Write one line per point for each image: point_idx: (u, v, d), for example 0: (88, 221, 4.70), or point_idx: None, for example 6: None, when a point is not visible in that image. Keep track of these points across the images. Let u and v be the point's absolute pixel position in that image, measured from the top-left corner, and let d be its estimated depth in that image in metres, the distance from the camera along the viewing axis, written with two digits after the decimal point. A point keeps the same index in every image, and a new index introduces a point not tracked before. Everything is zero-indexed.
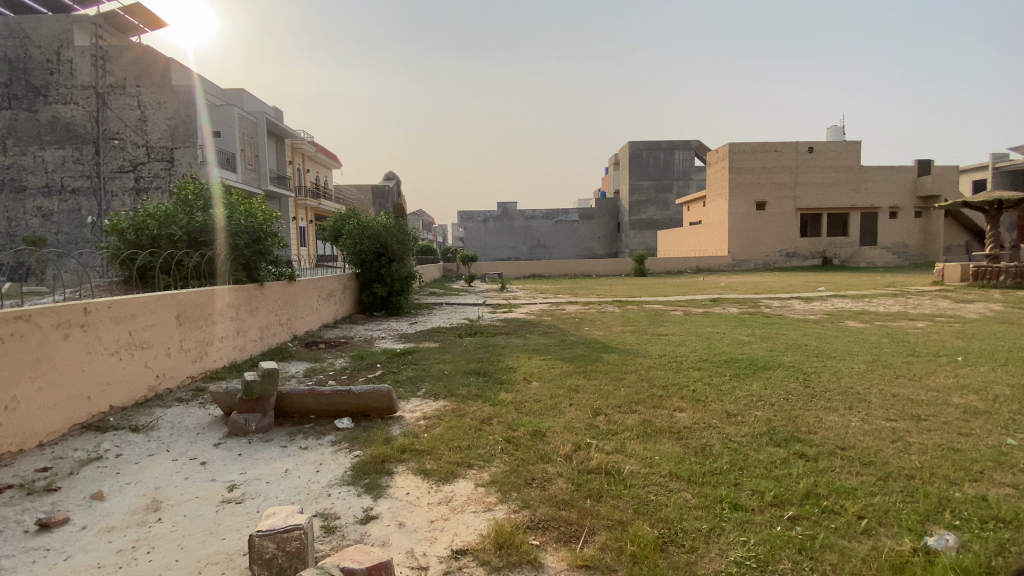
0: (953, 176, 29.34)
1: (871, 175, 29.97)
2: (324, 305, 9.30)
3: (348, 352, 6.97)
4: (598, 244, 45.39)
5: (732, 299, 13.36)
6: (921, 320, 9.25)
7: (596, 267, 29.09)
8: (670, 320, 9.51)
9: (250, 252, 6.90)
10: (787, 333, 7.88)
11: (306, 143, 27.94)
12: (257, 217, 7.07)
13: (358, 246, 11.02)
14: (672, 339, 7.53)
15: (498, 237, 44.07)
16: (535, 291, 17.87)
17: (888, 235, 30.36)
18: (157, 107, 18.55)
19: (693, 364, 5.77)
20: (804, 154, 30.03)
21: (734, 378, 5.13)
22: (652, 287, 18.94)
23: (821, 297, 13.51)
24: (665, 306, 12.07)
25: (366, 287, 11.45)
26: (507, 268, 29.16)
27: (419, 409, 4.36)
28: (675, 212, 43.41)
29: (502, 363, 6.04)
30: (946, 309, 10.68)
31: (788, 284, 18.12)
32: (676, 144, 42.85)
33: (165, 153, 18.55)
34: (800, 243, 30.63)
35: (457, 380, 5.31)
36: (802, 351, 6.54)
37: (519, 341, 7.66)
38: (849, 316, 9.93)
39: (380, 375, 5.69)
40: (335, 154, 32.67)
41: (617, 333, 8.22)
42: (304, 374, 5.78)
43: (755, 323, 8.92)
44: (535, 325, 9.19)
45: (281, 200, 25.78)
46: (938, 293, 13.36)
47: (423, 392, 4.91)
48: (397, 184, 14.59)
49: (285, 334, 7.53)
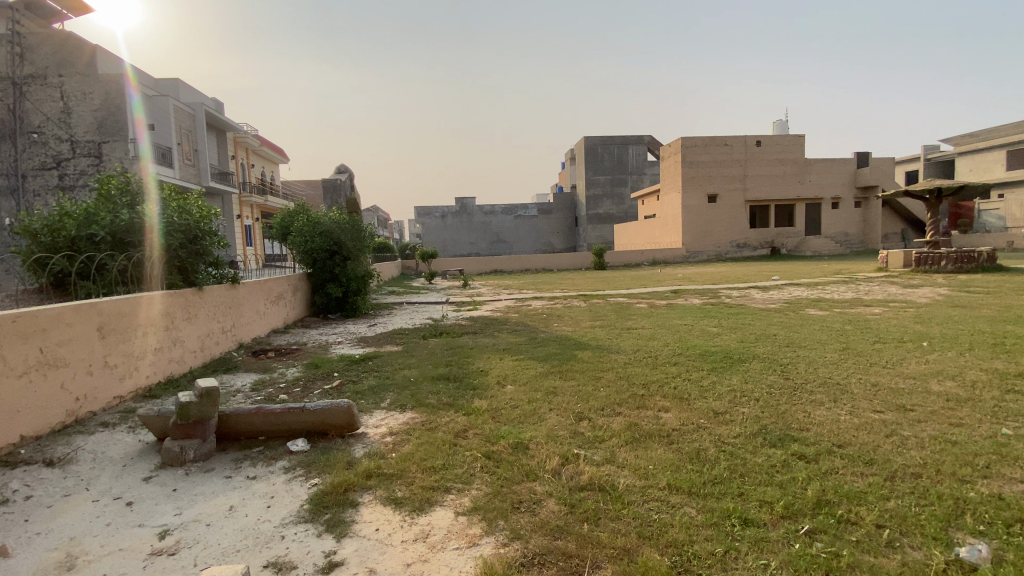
0: (888, 168, 31.04)
1: (815, 167, 31.28)
2: (272, 308, 8.63)
3: (302, 360, 6.41)
4: (557, 238, 45.50)
5: (694, 290, 13.45)
6: (875, 306, 9.53)
7: (557, 261, 29.06)
8: (638, 313, 9.39)
9: (187, 253, 6.22)
10: (754, 323, 7.88)
11: (250, 137, 26.40)
12: (192, 214, 6.38)
13: (309, 245, 10.32)
14: (643, 332, 7.37)
15: (457, 234, 43.43)
16: (497, 287, 17.52)
17: (831, 225, 31.83)
18: (81, 98, 16.98)
19: (670, 359, 5.59)
20: (752, 148, 30.96)
21: (713, 373, 4.97)
22: (614, 280, 18.96)
23: (778, 286, 13.84)
24: (630, 299, 12.00)
25: (319, 288, 10.77)
26: (468, 264, 28.68)
27: (383, 423, 3.94)
28: (631, 206, 44.07)
29: (472, 366, 5.67)
30: (896, 294, 11.10)
31: (744, 274, 18.57)
32: (630, 139, 43.44)
33: (91, 148, 17.08)
34: (750, 234, 31.65)
35: (424, 387, 4.90)
36: (773, 341, 6.51)
37: (487, 340, 7.30)
38: (808, 303, 10.13)
39: (338, 385, 5.21)
40: (282, 149, 31.14)
41: (587, 329, 7.98)
42: (252, 388, 5.23)
43: (721, 314, 8.92)
44: (502, 323, 8.86)
45: (225, 198, 24.26)
46: (885, 279, 13.94)
47: (387, 403, 4.49)
48: (350, 178, 13.75)
49: (229, 342, 6.87)
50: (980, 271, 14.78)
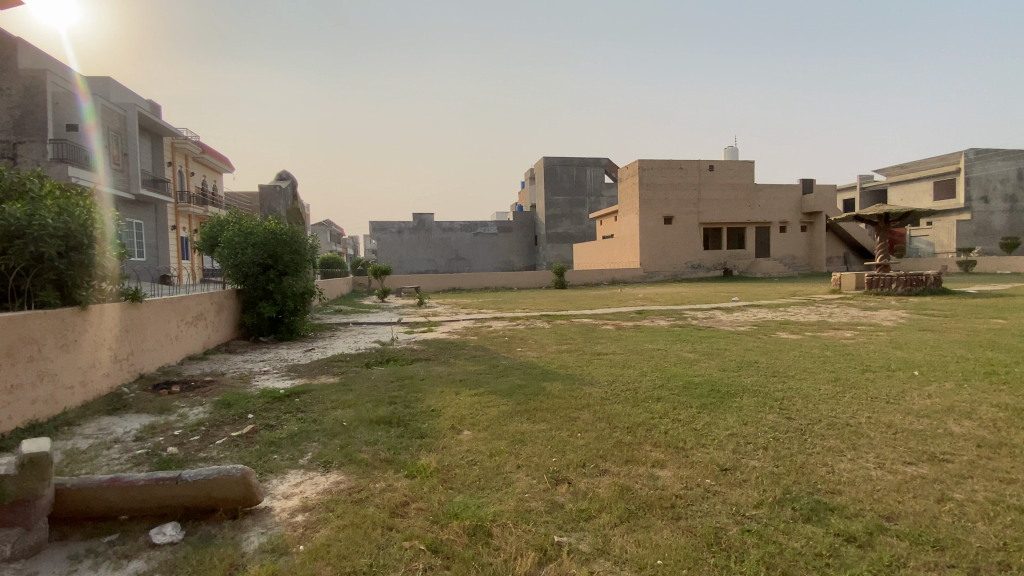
0: (831, 195, 32.43)
1: (764, 192, 32.29)
2: (187, 331, 7.39)
3: (213, 397, 5.27)
4: (516, 257, 45.00)
5: (658, 311, 12.99)
6: (846, 329, 9.23)
7: (516, 280, 28.41)
8: (607, 336, 8.71)
9: (70, 265, 4.88)
10: (732, 348, 7.32)
11: (190, 143, 24.49)
12: (79, 213, 4.99)
13: (240, 257, 9.05)
14: (615, 359, 6.65)
15: (414, 250, 42.19)
16: (455, 306, 16.58)
17: (780, 247, 32.82)
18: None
19: (652, 394, 4.84)
20: (706, 172, 31.61)
21: (705, 412, 4.24)
22: (575, 300, 18.43)
23: (741, 307, 13.60)
24: (595, 321, 11.36)
25: (250, 307, 9.59)
26: (423, 282, 27.56)
27: (296, 494, 2.98)
28: (589, 226, 44.27)
29: (421, 403, 4.74)
30: (860, 317, 10.98)
31: (704, 294, 18.46)
32: (588, 160, 43.82)
33: (5, 149, 15.35)
34: (704, 255, 32.11)
35: (358, 436, 3.92)
36: (759, 370, 5.91)
37: (440, 369, 6.34)
38: (778, 326, 9.74)
39: (249, 433, 4.16)
40: (226, 157, 29.30)
41: (554, 355, 7.19)
42: (136, 437, 4.09)
43: (693, 337, 8.38)
44: (459, 348, 7.93)
45: (158, 206, 22.07)
46: (843, 302, 14.01)
47: (307, 460, 3.51)
48: (293, 185, 12.45)
49: (123, 374, 5.62)
50: (928, 294, 15.10)
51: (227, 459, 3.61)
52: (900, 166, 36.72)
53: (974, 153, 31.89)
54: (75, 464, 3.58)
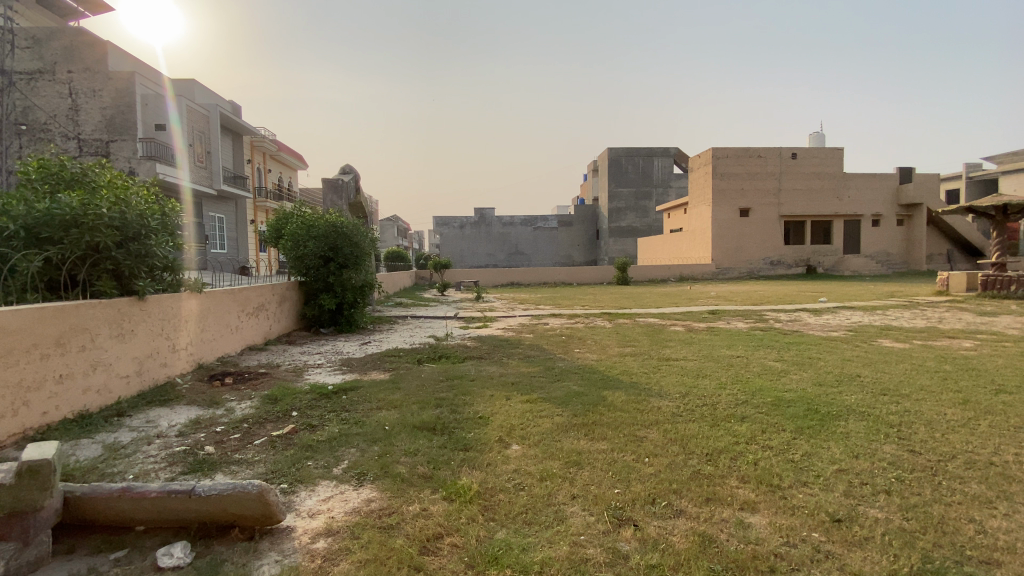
0: (935, 184, 29.00)
1: (854, 182, 29.39)
2: (248, 322, 7.49)
3: (262, 390, 5.17)
4: (577, 251, 44.10)
5: (733, 312, 11.91)
6: (963, 338, 7.88)
7: (577, 275, 27.71)
8: (676, 339, 7.94)
9: (125, 255, 4.95)
10: (825, 358, 6.37)
11: (267, 141, 25.74)
12: (134, 204, 5.05)
13: (302, 250, 9.09)
14: (686, 366, 5.95)
15: (476, 244, 42.43)
16: (514, 301, 16.24)
17: (871, 243, 29.82)
18: (91, 95, 16.50)
19: (734, 411, 4.16)
20: (787, 160, 29.22)
21: (802, 439, 3.54)
22: (638, 297, 17.53)
23: (828, 308, 12.22)
24: (661, 320, 10.57)
25: (311, 299, 9.67)
26: (483, 276, 27.50)
27: (322, 512, 2.65)
28: (655, 220, 42.50)
29: (470, 409, 4.35)
30: (978, 324, 9.45)
31: (783, 294, 16.95)
32: (656, 151, 41.98)
33: (99, 147, 16.61)
34: (783, 251, 29.75)
35: (399, 443, 3.58)
36: (863, 386, 5.00)
37: (493, 370, 5.93)
38: (878, 332, 8.51)
39: (289, 433, 3.93)
40: (300, 154, 30.62)
41: (615, 358, 6.59)
42: (179, 433, 3.98)
43: (775, 342, 7.47)
44: (514, 346, 7.52)
45: (237, 201, 23.35)
46: (951, 305, 12.27)
47: (341, 471, 3.20)
48: (355, 178, 12.53)
49: (180, 364, 5.67)
50: None
51: (261, 463, 3.37)
52: (1020, 151, 32.24)
53: None
54: (113, 460, 3.48)
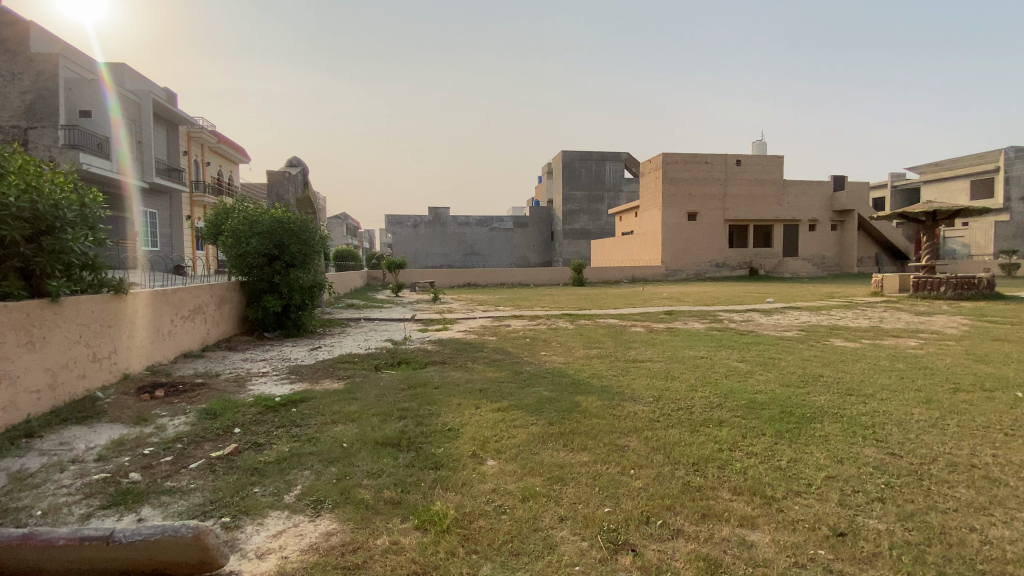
0: (864, 193, 31.00)
1: (793, 189, 30.97)
2: (182, 327, 6.79)
3: (200, 404, 4.61)
4: (532, 252, 44.22)
5: (690, 312, 12.09)
6: (907, 337, 8.26)
7: (533, 275, 27.67)
8: (640, 341, 7.87)
9: (35, 251, 4.27)
10: (786, 358, 6.45)
11: (205, 132, 24.12)
12: (46, 191, 4.37)
13: (243, 247, 8.40)
14: (654, 369, 5.86)
15: (429, 244, 41.68)
16: (471, 302, 15.91)
17: (808, 246, 31.53)
18: (8, 77, 14.80)
19: (712, 415, 4.04)
20: (732, 167, 30.39)
21: (784, 443, 3.45)
22: (596, 298, 17.59)
23: (778, 309, 12.64)
24: (622, 322, 10.57)
25: (254, 300, 8.98)
26: (438, 276, 26.94)
27: (273, 552, 2.27)
28: (608, 222, 43.25)
29: (436, 421, 4.01)
30: (916, 323, 9.97)
31: (733, 295, 17.47)
32: (608, 155, 42.70)
33: (15, 133, 14.95)
34: (729, 253, 30.91)
35: (360, 463, 3.21)
36: (829, 386, 5.04)
37: (458, 376, 5.60)
38: (828, 332, 8.81)
39: (231, 454, 3.46)
40: (242, 148, 28.96)
41: (582, 360, 6.42)
42: (98, 457, 3.43)
43: (736, 343, 7.54)
44: (477, 350, 7.21)
45: (172, 196, 21.71)
46: (889, 306, 12.98)
47: (294, 498, 2.81)
48: (304, 172, 11.80)
49: (102, 376, 4.99)
50: (982, 298, 13.96)
51: (198, 491, 2.91)
52: (937, 163, 35.02)
53: (1015, 151, 30.22)
54: (14, 491, 2.91)
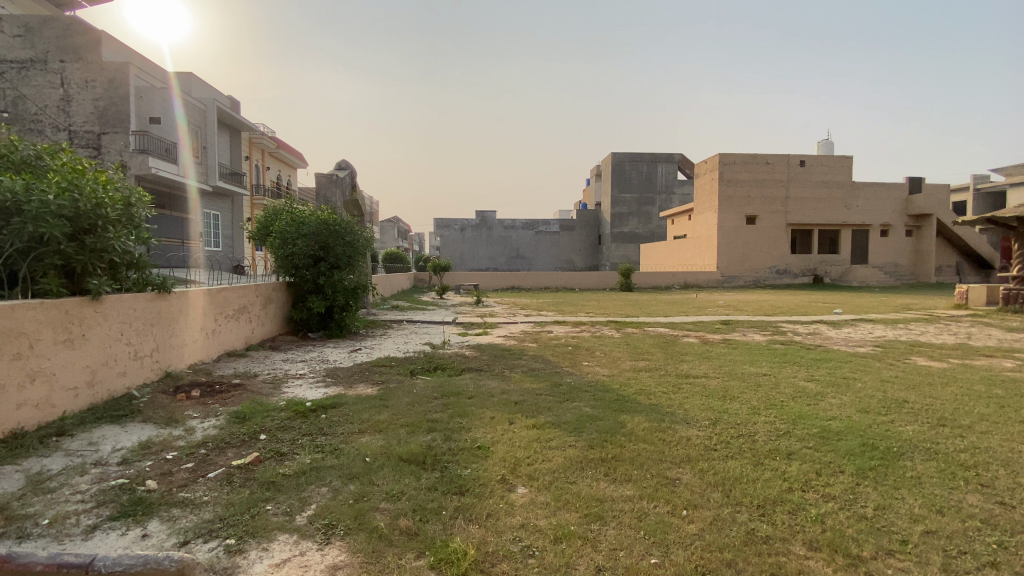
0: (944, 195, 28.42)
1: (863, 191, 28.83)
2: (226, 326, 6.87)
3: (231, 407, 4.54)
4: (578, 256, 43.53)
5: (747, 322, 11.27)
6: (1003, 357, 7.24)
7: (580, 280, 27.09)
8: (692, 353, 7.29)
9: (77, 249, 4.36)
10: (861, 378, 5.73)
11: (265, 138, 25.22)
12: (90, 192, 4.45)
13: (290, 249, 8.49)
14: (709, 386, 5.33)
15: (476, 247, 41.90)
16: (515, 306, 15.63)
17: (879, 253, 29.26)
18: (83, 86, 15.80)
19: (778, 446, 3.53)
20: (795, 168, 28.66)
21: (868, 485, 2.92)
22: (645, 304, 16.89)
23: (847, 321, 11.59)
24: (671, 331, 9.96)
25: (300, 301, 9.07)
26: (483, 279, 26.89)
27: None
28: (658, 226, 41.94)
29: (466, 437, 3.70)
30: (1012, 342, 8.79)
31: (794, 304, 16.29)
32: (659, 157, 41.45)
33: (90, 139, 16.15)
34: (790, 259, 29.13)
35: (380, 482, 2.97)
36: (916, 414, 4.35)
37: (493, 386, 5.29)
38: (907, 349, 7.90)
39: (250, 464, 3.30)
40: (300, 152, 30.14)
41: (628, 373, 5.97)
42: (120, 461, 3.36)
43: (801, 359, 6.84)
44: (516, 358, 6.89)
45: (234, 198, 22.75)
46: (976, 321, 11.61)
47: (305, 520, 2.58)
48: (351, 174, 11.92)
49: (142, 374, 5.03)
50: None
51: (210, 506, 2.74)
52: None
53: None
54: (31, 496, 2.85)
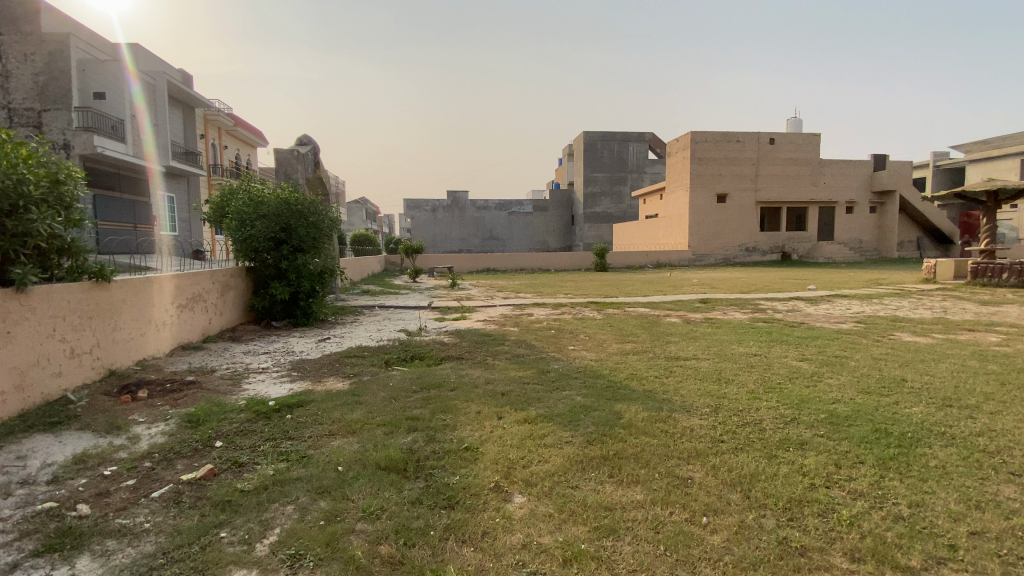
0: (907, 172, 29.14)
1: (830, 168, 29.30)
2: (179, 316, 6.27)
3: (184, 408, 4.04)
4: (552, 237, 43.27)
5: (726, 301, 11.18)
6: (984, 331, 7.27)
7: (555, 261, 26.85)
8: (678, 334, 7.06)
9: None
10: (854, 356, 5.59)
11: (222, 115, 23.80)
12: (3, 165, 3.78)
13: (248, 231, 7.83)
14: (702, 369, 5.10)
15: (448, 229, 41.11)
16: (491, 288, 15.23)
17: (845, 230, 29.94)
18: (22, 60, 14.39)
19: (789, 435, 3.29)
20: (765, 146, 28.89)
21: (894, 479, 2.69)
22: (621, 285, 16.72)
23: (823, 298, 11.63)
24: (653, 311, 9.77)
25: (261, 287, 8.45)
26: (456, 261, 26.32)
27: None
28: (631, 205, 41.95)
29: (451, 438, 3.33)
30: (985, 315, 8.91)
31: (769, 282, 16.38)
32: (631, 136, 41.27)
33: (31, 117, 14.62)
34: (760, 237, 29.57)
35: (357, 497, 2.58)
36: (918, 394, 4.20)
37: (476, 376, 4.92)
38: (889, 325, 7.86)
39: (203, 478, 2.85)
40: (260, 131, 28.67)
41: (616, 358, 5.69)
42: (47, 479, 2.87)
43: (789, 338, 6.70)
44: (498, 343, 6.54)
45: (190, 179, 21.42)
46: (945, 295, 11.83)
47: (267, 550, 2.17)
48: (314, 151, 11.18)
49: (80, 374, 4.46)
50: None
51: (153, 535, 2.31)
52: (985, 141, 32.80)
53: None
54: None
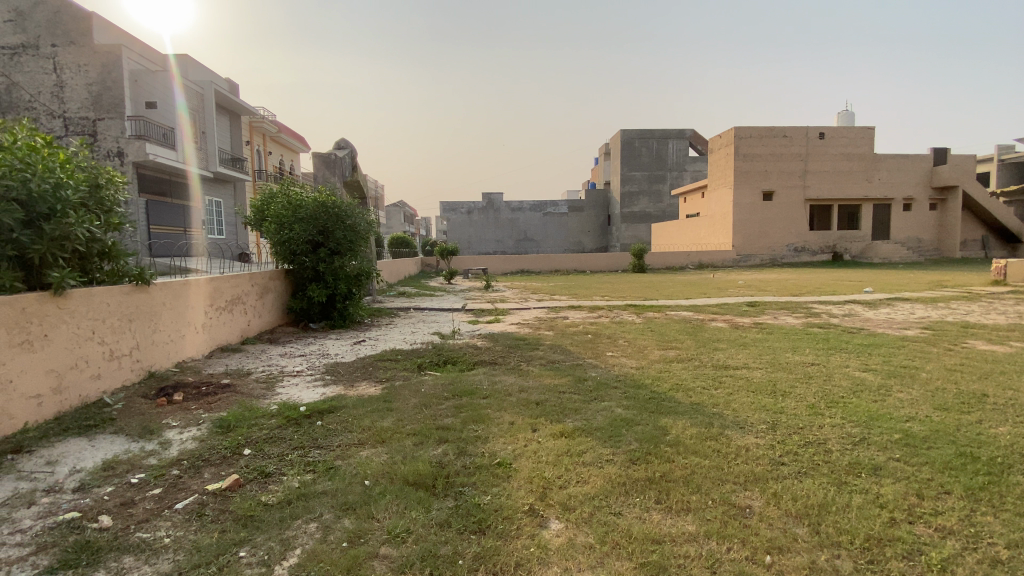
0: (971, 165, 27.20)
1: (886, 163, 27.65)
2: (218, 318, 6.35)
3: (217, 413, 4.02)
4: (588, 238, 42.72)
5: (775, 304, 10.58)
6: None
7: (591, 262, 26.39)
8: (725, 340, 6.65)
9: (32, 236, 3.77)
10: (924, 367, 5.08)
11: (266, 122, 24.58)
12: (44, 170, 3.86)
13: (287, 234, 7.91)
14: (753, 379, 4.73)
15: (483, 230, 41.20)
16: (526, 290, 15.03)
17: (901, 228, 28.20)
18: (76, 70, 15.21)
19: (859, 458, 2.93)
20: (814, 141, 27.54)
21: (992, 515, 2.31)
22: (661, 286, 16.19)
23: (881, 301, 10.87)
24: (696, 314, 9.32)
25: (300, 289, 8.53)
26: (491, 263, 26.28)
27: None
28: (669, 204, 40.92)
29: (483, 451, 3.13)
30: None
31: (819, 283, 15.51)
32: (670, 133, 40.27)
33: (85, 125, 15.42)
34: (808, 237, 28.20)
35: (382, 517, 2.41)
36: (1003, 412, 3.73)
37: (510, 383, 4.72)
38: (960, 331, 7.20)
39: (228, 489, 2.76)
40: (302, 136, 29.48)
41: (658, 365, 5.38)
42: (76, 487, 2.84)
43: (848, 345, 6.19)
44: (533, 347, 6.33)
45: (236, 184, 22.19)
46: (1020, 298, 10.86)
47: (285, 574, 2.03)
48: (351, 155, 11.28)
49: (119, 376, 4.51)
50: None
51: (172, 552, 2.21)
52: None
53: None
54: None
